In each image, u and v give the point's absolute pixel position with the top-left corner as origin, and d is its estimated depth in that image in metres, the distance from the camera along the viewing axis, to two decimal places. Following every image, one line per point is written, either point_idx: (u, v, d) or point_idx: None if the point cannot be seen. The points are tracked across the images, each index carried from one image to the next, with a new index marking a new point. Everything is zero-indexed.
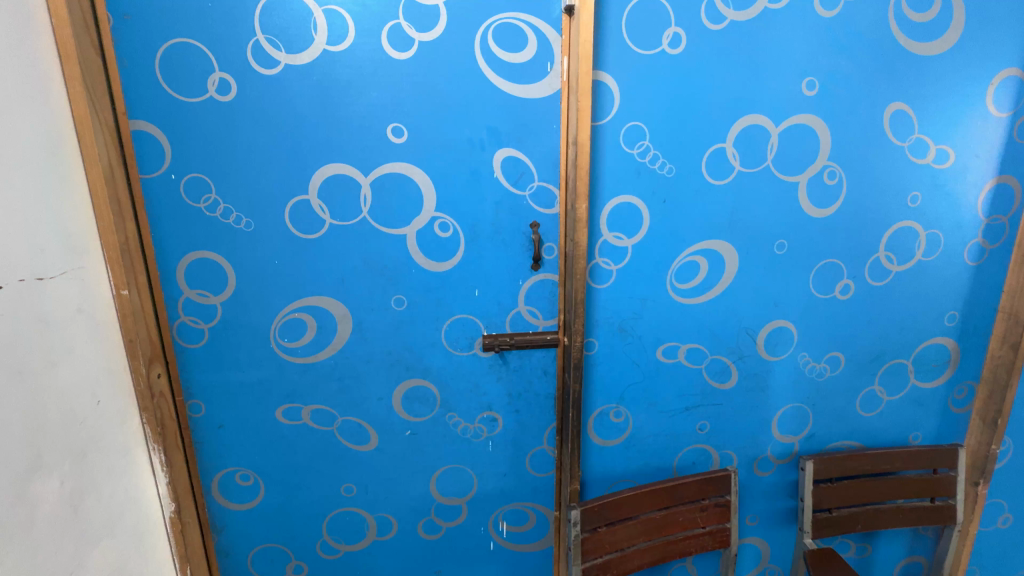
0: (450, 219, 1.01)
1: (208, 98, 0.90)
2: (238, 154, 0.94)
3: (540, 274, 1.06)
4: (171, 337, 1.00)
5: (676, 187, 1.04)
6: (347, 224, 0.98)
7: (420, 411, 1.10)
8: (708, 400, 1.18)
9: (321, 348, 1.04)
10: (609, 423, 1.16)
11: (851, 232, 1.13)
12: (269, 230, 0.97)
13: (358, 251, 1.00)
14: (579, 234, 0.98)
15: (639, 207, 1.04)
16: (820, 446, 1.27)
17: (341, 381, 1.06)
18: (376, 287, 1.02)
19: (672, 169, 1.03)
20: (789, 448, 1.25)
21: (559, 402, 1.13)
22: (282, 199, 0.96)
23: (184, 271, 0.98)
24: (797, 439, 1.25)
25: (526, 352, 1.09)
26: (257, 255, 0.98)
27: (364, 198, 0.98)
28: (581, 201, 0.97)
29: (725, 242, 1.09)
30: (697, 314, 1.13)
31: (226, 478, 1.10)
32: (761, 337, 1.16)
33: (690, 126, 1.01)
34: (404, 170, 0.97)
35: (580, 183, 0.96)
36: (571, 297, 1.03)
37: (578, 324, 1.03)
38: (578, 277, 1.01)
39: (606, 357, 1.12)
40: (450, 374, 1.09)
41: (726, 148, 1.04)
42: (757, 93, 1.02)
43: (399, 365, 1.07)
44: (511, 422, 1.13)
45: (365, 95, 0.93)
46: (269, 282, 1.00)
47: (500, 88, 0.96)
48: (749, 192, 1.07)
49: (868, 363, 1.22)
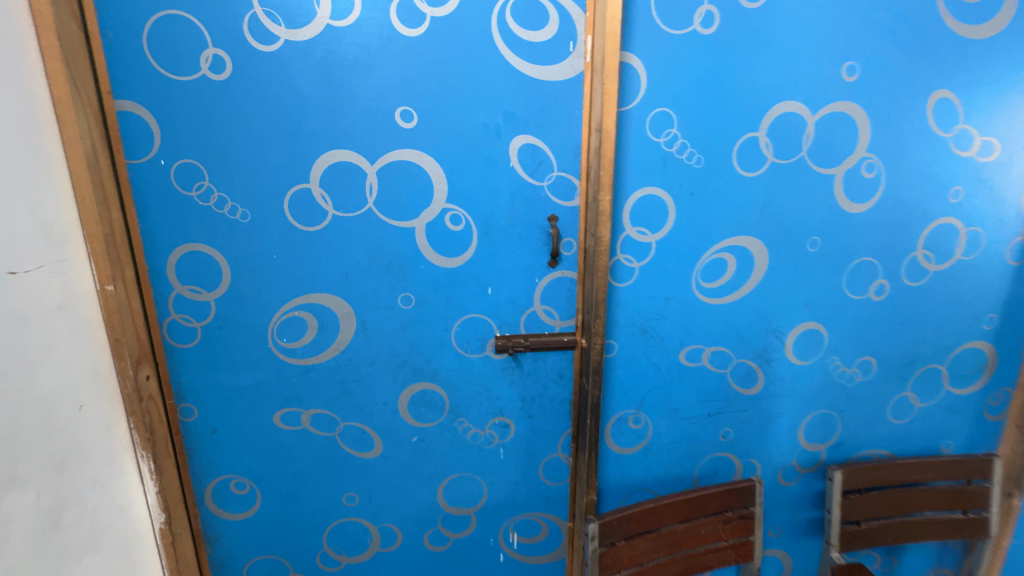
0: (463, 211, 0.93)
1: (200, 76, 0.83)
2: (234, 138, 0.86)
3: (557, 271, 0.98)
4: (161, 336, 0.93)
5: (705, 178, 0.97)
6: (351, 216, 0.91)
7: (428, 417, 1.03)
8: (732, 406, 1.12)
9: (322, 349, 0.97)
10: (628, 430, 1.10)
11: (888, 229, 1.06)
12: (267, 221, 0.90)
13: (364, 245, 0.93)
14: (603, 228, 0.91)
15: (665, 200, 0.97)
16: (848, 454, 1.21)
17: (343, 384, 0.99)
18: (382, 283, 0.95)
19: (701, 159, 0.96)
20: (815, 456, 1.19)
21: (575, 407, 1.06)
22: (281, 188, 0.89)
23: (174, 265, 0.90)
24: (824, 447, 1.19)
25: (541, 354, 1.02)
26: (253, 249, 0.91)
27: (370, 188, 0.90)
28: (606, 191, 0.90)
29: (754, 238, 1.02)
30: (723, 315, 1.06)
31: (220, 486, 1.03)
32: (790, 340, 1.09)
33: (721, 113, 0.94)
34: (414, 158, 0.90)
35: (604, 172, 0.89)
36: (592, 296, 0.96)
37: (599, 325, 0.96)
38: (600, 274, 0.94)
39: (626, 360, 1.05)
40: (459, 378, 1.02)
41: (760, 137, 0.96)
42: (793, 77, 0.95)
43: (405, 367, 1.00)
44: (524, 428, 1.07)
45: (372, 75, 0.86)
46: (266, 278, 0.93)
47: (519, 69, 0.88)
48: (782, 186, 1.00)
49: (900, 369, 1.15)
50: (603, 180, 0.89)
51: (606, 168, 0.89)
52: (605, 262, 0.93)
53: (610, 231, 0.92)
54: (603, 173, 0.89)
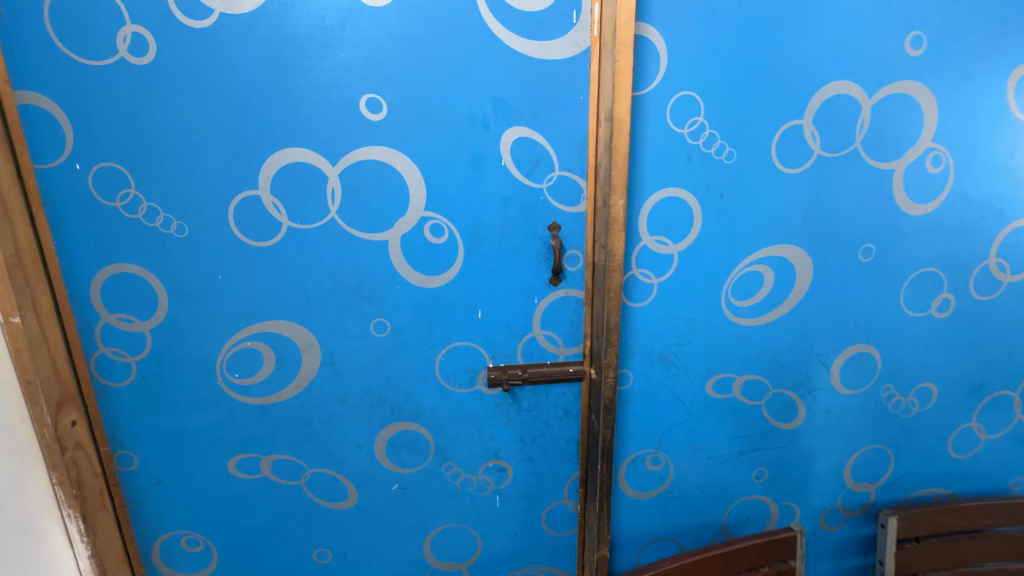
0: (446, 220, 0.78)
1: (119, 60, 0.68)
2: (165, 136, 0.71)
3: (561, 290, 0.82)
4: (89, 373, 0.78)
5: (737, 176, 0.80)
6: (310, 229, 0.76)
7: (410, 461, 0.88)
8: (768, 443, 0.95)
9: (282, 385, 0.82)
10: (645, 472, 0.94)
11: (957, 233, 0.88)
12: (209, 236, 0.75)
13: (327, 263, 0.77)
14: (614, 238, 0.75)
15: (689, 204, 0.80)
16: (902, 495, 1.04)
17: (309, 426, 0.84)
18: (351, 307, 0.80)
19: (733, 154, 0.79)
20: (863, 497, 1.02)
21: (583, 447, 0.91)
22: (225, 196, 0.74)
23: (100, 290, 0.75)
24: (874, 487, 1.02)
25: (543, 387, 0.86)
26: (194, 269, 0.76)
27: (332, 194, 0.75)
28: (619, 194, 0.73)
29: (796, 247, 0.85)
30: (758, 338, 0.89)
31: (169, 543, 0.88)
32: (837, 366, 0.93)
33: (758, 96, 0.77)
34: (386, 158, 0.74)
35: (617, 170, 0.72)
36: (602, 319, 0.80)
37: (611, 355, 0.80)
38: (612, 294, 0.78)
39: (643, 393, 0.89)
40: (446, 416, 0.86)
41: (805, 126, 0.80)
42: (846, 52, 0.78)
43: (382, 405, 0.85)
44: (524, 473, 0.91)
45: (330, 56, 0.70)
46: (212, 303, 0.77)
47: (511, 46, 0.72)
48: (830, 184, 0.83)
49: (965, 396, 0.98)
50: (615, 179, 0.73)
51: (618, 166, 0.72)
52: (618, 279, 0.77)
53: (623, 243, 0.75)
54: (615, 172, 0.72)
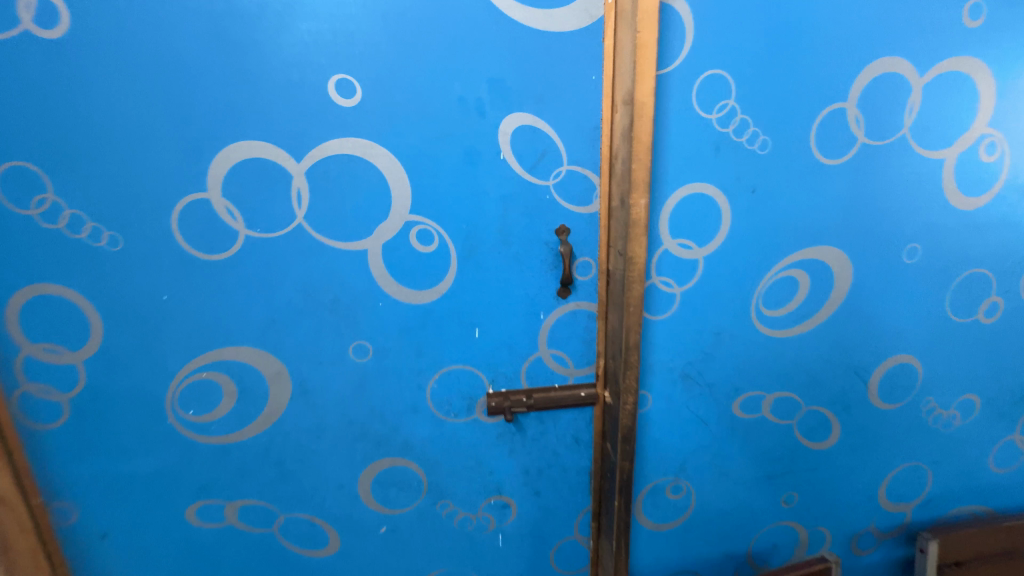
0: (435, 225, 0.66)
1: (23, 33, 0.54)
2: (88, 127, 0.58)
3: (570, 303, 0.71)
4: (10, 415, 0.65)
5: (771, 169, 0.70)
6: (273, 237, 0.63)
7: (399, 501, 0.76)
8: (798, 464, 0.86)
9: (247, 421, 0.70)
10: (664, 502, 0.83)
11: (1009, 230, 0.79)
12: (150, 249, 0.62)
13: (295, 278, 0.65)
14: (635, 243, 0.64)
15: (717, 201, 0.70)
16: (939, 514, 0.95)
17: (280, 466, 0.72)
18: (326, 329, 0.68)
19: (767, 143, 0.69)
20: (898, 519, 0.93)
21: (596, 478, 0.80)
22: (167, 200, 0.61)
23: (18, 315, 0.62)
24: (910, 507, 0.93)
25: (550, 413, 0.76)
26: (134, 288, 0.63)
27: (298, 196, 0.62)
28: (641, 191, 0.62)
29: (835, 249, 0.75)
30: (790, 351, 0.79)
31: None
32: (875, 379, 0.83)
33: (796, 76, 0.67)
34: (362, 152, 0.62)
35: (638, 162, 0.61)
36: (620, 336, 0.69)
37: (630, 377, 0.69)
38: (632, 308, 0.66)
39: (662, 415, 0.78)
40: (440, 449, 0.75)
41: (848, 110, 0.69)
42: (897, 23, 0.67)
43: (365, 440, 0.73)
44: (530, 508, 0.80)
45: (290, 28, 0.58)
46: (157, 328, 0.65)
47: (510, 15, 0.60)
48: (874, 176, 0.73)
49: (1009, 407, 0.90)
50: (636, 173, 0.61)
51: (640, 158, 0.61)
52: (639, 289, 0.66)
53: (646, 248, 0.64)
54: (637, 164, 0.61)
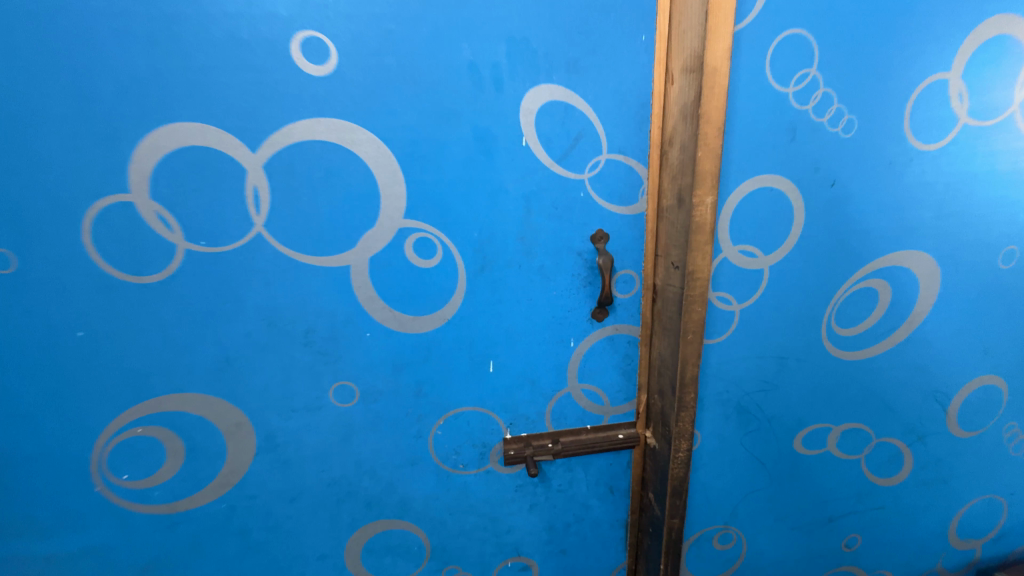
0: (438, 233, 0.51)
1: None
2: None
3: (607, 326, 0.57)
4: None
5: (856, 157, 0.56)
6: (222, 252, 0.48)
7: (397, 570, 0.62)
8: (864, 504, 0.74)
9: (199, 485, 0.54)
10: (711, 553, 0.71)
11: None
12: (55, 270, 0.46)
13: (256, 304, 0.50)
14: (697, 254, 0.49)
15: (790, 199, 0.56)
16: (1010, 548, 0.84)
17: (246, 537, 0.57)
18: (298, 369, 0.53)
19: (852, 124, 0.55)
20: (968, 556, 0.82)
21: (634, 531, 0.67)
22: (73, 204, 0.45)
23: None
24: (981, 543, 0.82)
25: (581, 460, 0.62)
26: (35, 323, 0.47)
27: (255, 196, 0.47)
28: (708, 187, 0.47)
29: (925, 253, 0.62)
30: (864, 376, 0.66)
31: None
32: (956, 404, 0.71)
33: (894, 37, 0.53)
34: (341, 139, 0.47)
35: (706, 148, 0.46)
36: (672, 370, 0.54)
37: (684, 420, 0.55)
38: (690, 336, 0.52)
39: (713, 455, 0.65)
40: (446, 507, 0.61)
41: (952, 80, 0.55)
42: None
43: (353, 501, 0.58)
44: (555, 570, 0.66)
45: None
46: (71, 374, 0.49)
47: None
48: (975, 165, 0.59)
49: None
50: (703, 163, 0.46)
51: (708, 142, 0.46)
52: (701, 313, 0.51)
53: (711, 260, 0.49)
54: (704, 151, 0.46)
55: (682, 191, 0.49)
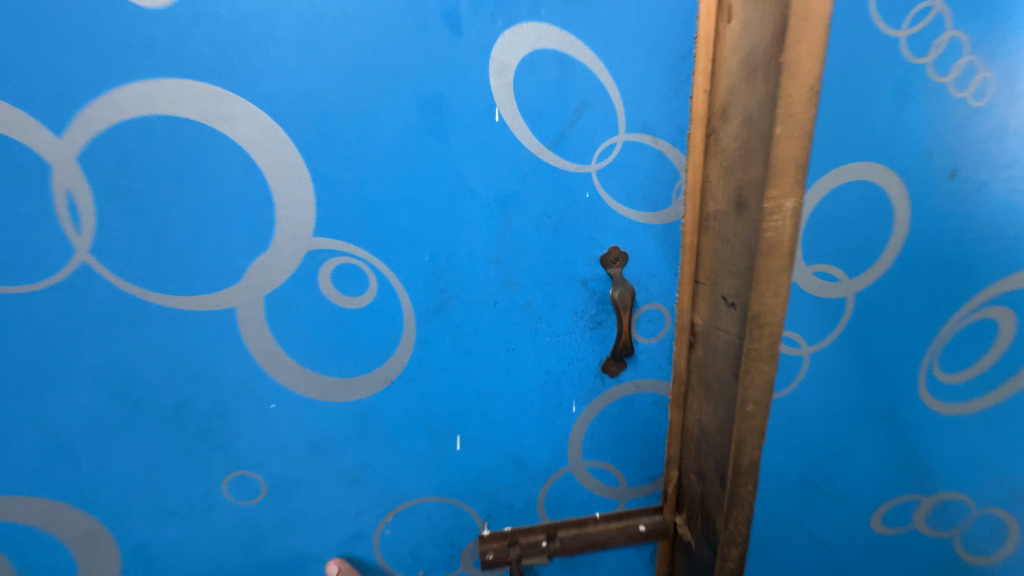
0: (370, 259, 0.34)
1: None
2: None
3: (625, 382, 0.42)
4: None
5: (994, 137, 0.37)
6: (22, 291, 0.31)
7: None
8: None
9: None
10: None
11: None
12: None
13: (93, 365, 0.33)
14: (766, 285, 0.30)
15: (891, 200, 0.38)
16: None
17: None
18: (169, 457, 0.36)
19: (993, 85, 0.36)
20: None
21: None
22: None
23: None
24: None
25: (589, 558, 0.45)
26: None
27: (72, 203, 0.30)
28: (790, 181, 0.28)
29: None
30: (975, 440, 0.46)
31: None
32: None
33: None
34: (205, 116, 0.30)
35: (791, 115, 0.27)
36: (720, 453, 0.36)
37: (736, 528, 0.36)
38: (751, 408, 0.33)
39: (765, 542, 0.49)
40: None
41: None
42: None
43: None
44: None
45: None
46: None
47: None
48: None
49: None
50: (784, 141, 0.28)
51: (794, 106, 0.27)
52: (769, 376, 0.32)
53: (787, 298, 0.30)
54: (786, 121, 0.27)
55: (746, 188, 0.31)
